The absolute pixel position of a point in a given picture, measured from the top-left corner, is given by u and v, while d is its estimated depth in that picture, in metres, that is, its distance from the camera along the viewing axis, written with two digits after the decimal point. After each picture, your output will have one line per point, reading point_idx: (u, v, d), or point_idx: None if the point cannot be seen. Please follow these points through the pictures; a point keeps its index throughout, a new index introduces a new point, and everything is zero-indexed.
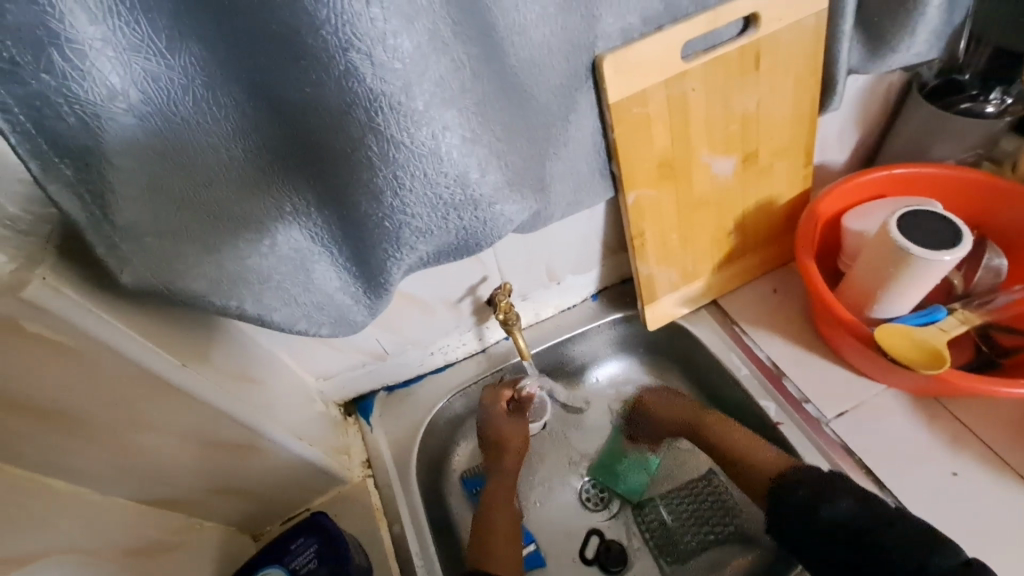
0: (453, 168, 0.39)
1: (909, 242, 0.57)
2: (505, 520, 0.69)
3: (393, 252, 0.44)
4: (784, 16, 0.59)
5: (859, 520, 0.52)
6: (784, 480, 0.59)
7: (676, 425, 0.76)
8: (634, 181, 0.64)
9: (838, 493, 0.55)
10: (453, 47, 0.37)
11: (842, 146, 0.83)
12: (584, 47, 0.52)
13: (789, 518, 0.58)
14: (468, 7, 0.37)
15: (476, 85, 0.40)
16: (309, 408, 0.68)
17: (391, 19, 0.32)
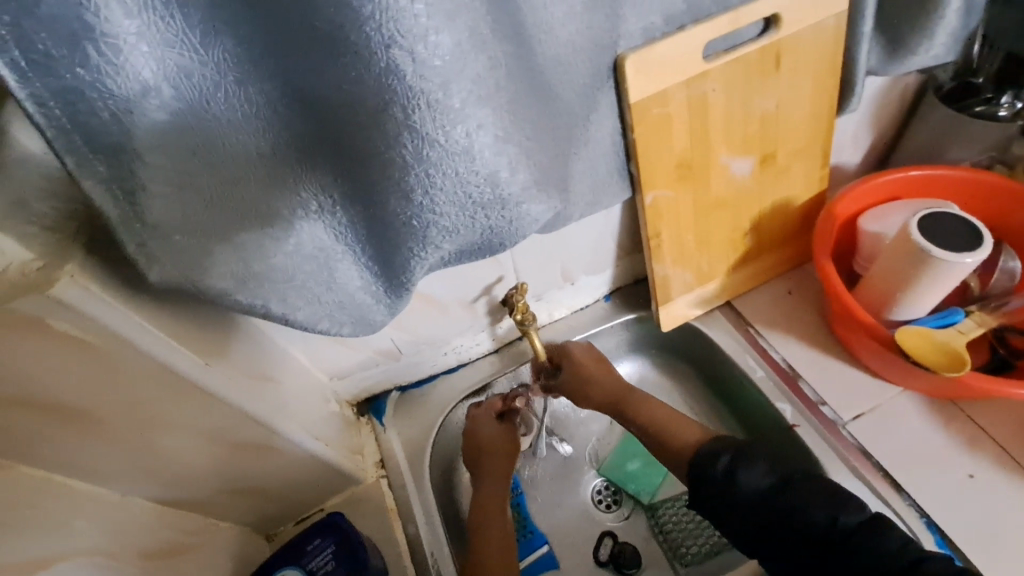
0: (485, 167, 0.39)
1: (930, 245, 0.56)
2: (495, 524, 0.66)
3: (418, 251, 0.44)
4: (805, 16, 0.59)
5: (775, 487, 0.52)
6: (704, 452, 0.57)
7: (601, 395, 0.69)
8: (653, 182, 0.64)
9: (754, 461, 0.54)
10: (490, 44, 0.37)
11: (856, 147, 0.83)
12: (607, 46, 0.51)
13: (705, 489, 0.55)
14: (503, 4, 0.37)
15: (509, 84, 0.39)
16: (323, 408, 0.68)
17: (433, 16, 0.31)
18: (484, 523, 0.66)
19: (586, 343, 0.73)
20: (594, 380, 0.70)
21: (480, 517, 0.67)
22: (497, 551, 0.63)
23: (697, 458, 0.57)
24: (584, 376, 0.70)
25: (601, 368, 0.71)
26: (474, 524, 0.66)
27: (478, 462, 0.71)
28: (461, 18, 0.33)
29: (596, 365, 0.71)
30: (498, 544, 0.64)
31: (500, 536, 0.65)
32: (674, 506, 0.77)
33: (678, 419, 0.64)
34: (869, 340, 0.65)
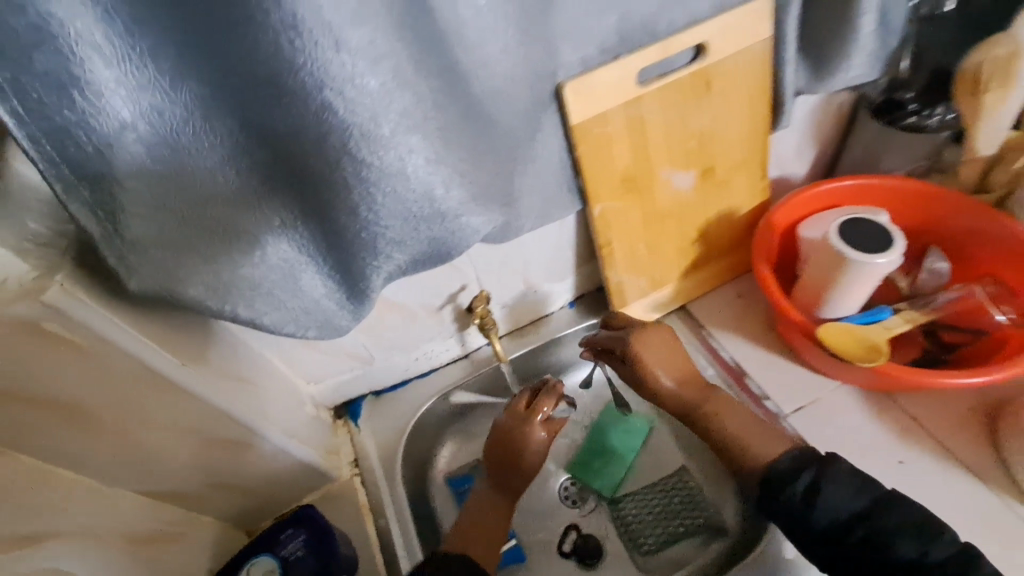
0: (420, 185, 0.45)
1: (847, 247, 0.62)
2: (496, 512, 0.68)
3: (372, 260, 0.49)
4: (730, 45, 0.65)
5: (865, 512, 0.55)
6: (783, 471, 0.59)
7: (673, 400, 0.69)
8: (599, 195, 0.70)
9: (839, 487, 0.56)
10: (417, 82, 0.43)
11: (800, 160, 0.89)
12: (546, 76, 0.58)
13: (784, 506, 0.58)
14: (429, 47, 0.43)
15: (439, 114, 0.45)
16: (301, 411, 0.73)
17: (359, 62, 0.37)
18: (484, 512, 0.68)
19: (662, 328, 0.71)
20: (664, 365, 0.69)
21: (484, 503, 0.68)
22: (496, 538, 0.67)
23: (773, 473, 0.60)
24: (648, 369, 0.68)
25: (674, 357, 0.70)
26: (476, 510, 0.68)
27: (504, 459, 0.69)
28: (390, 62, 0.39)
29: (669, 352, 0.70)
30: (495, 534, 0.67)
31: (499, 522, 0.68)
32: (635, 499, 0.82)
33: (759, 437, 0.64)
34: (802, 337, 0.70)
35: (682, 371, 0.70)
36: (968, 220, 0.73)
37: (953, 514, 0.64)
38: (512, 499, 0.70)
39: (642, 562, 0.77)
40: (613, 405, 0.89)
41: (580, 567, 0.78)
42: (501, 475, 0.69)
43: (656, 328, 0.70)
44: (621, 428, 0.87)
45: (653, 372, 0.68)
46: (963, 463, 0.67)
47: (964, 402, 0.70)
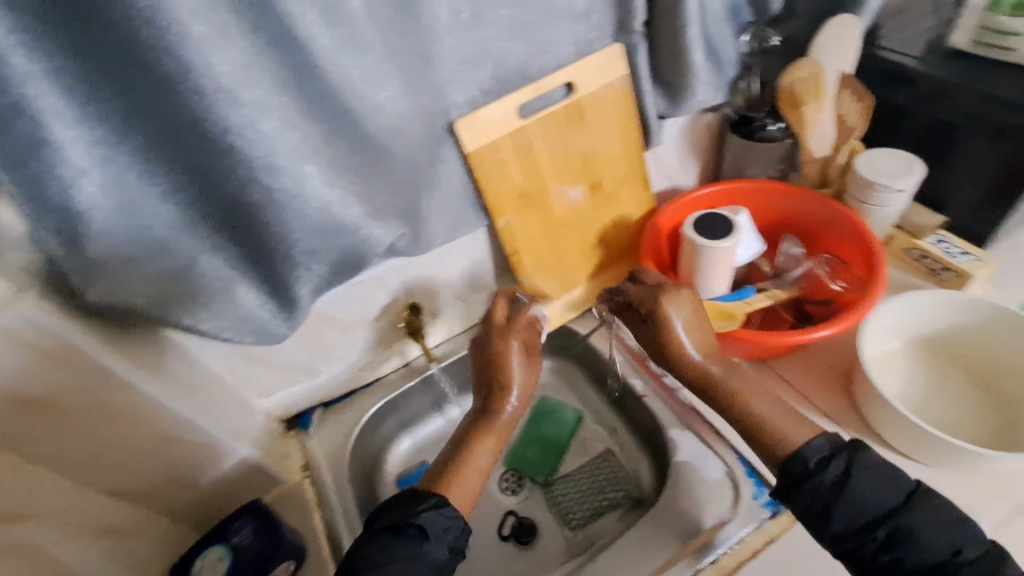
0: (319, 203, 0.59)
1: (699, 236, 0.76)
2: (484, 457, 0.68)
3: (293, 268, 0.62)
4: (594, 82, 0.80)
5: (896, 509, 0.55)
6: (814, 458, 0.59)
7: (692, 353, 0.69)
8: (501, 210, 0.82)
9: (870, 480, 0.56)
10: (304, 125, 0.56)
11: (685, 172, 1.03)
12: (439, 115, 0.71)
13: (807, 495, 0.58)
14: (320, 102, 0.56)
15: (329, 147, 0.59)
16: (251, 420, 0.82)
17: (256, 115, 0.50)
18: (467, 462, 0.67)
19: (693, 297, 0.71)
20: (693, 333, 0.70)
21: (469, 446, 0.69)
22: (477, 492, 0.67)
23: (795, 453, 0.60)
24: (670, 332, 0.69)
25: (700, 324, 0.70)
26: (461, 449, 0.68)
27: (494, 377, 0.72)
28: (278, 110, 0.53)
29: (696, 317, 0.70)
30: (478, 480, 0.67)
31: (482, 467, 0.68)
32: (566, 481, 0.91)
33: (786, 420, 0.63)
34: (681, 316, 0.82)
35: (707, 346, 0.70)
36: (815, 211, 0.87)
37: None
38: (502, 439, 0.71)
39: (573, 537, 0.85)
40: (545, 398, 1.00)
41: (518, 548, 0.86)
42: (492, 423, 0.70)
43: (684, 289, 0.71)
44: (553, 418, 0.97)
45: (680, 335, 0.69)
46: (828, 415, 0.77)
47: (827, 364, 0.82)
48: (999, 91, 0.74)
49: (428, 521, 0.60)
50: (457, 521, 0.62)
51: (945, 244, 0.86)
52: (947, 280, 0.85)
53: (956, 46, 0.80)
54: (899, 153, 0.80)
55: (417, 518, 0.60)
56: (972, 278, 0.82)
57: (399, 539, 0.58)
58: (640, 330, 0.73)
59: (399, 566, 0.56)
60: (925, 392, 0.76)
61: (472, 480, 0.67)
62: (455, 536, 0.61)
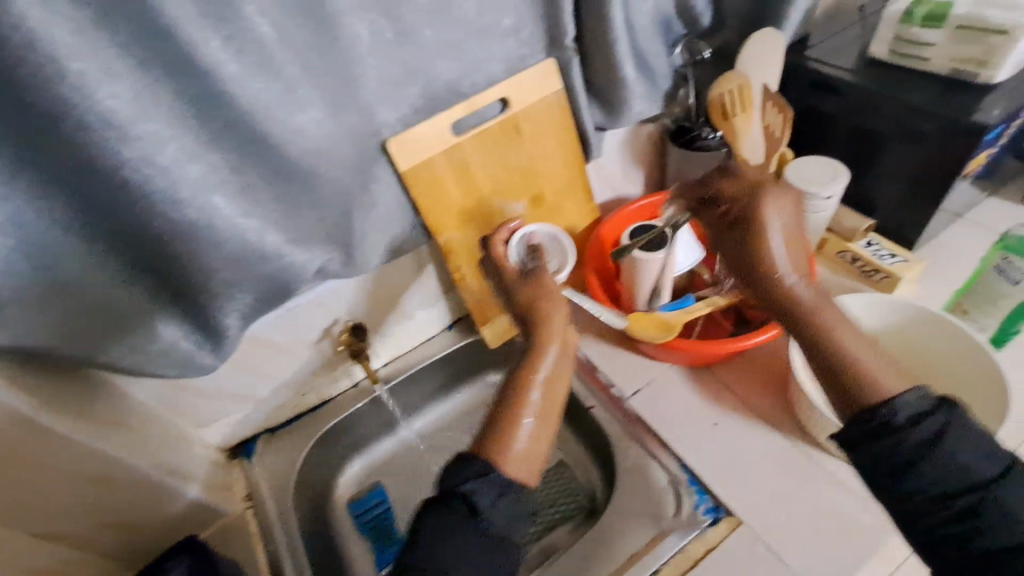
0: (235, 232, 0.58)
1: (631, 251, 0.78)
2: (540, 399, 0.64)
3: (219, 302, 0.61)
4: (528, 98, 0.80)
5: (993, 481, 0.51)
6: (909, 411, 0.54)
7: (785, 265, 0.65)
8: (441, 227, 0.81)
9: (970, 446, 0.52)
10: (210, 155, 0.54)
11: (630, 181, 1.04)
12: (370, 135, 0.70)
13: (895, 450, 0.53)
14: (228, 130, 0.54)
15: (244, 174, 0.57)
16: (188, 452, 0.80)
17: (150, 148, 0.49)
18: (523, 401, 0.62)
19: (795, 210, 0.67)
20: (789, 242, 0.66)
21: (521, 389, 0.64)
22: (532, 457, 0.61)
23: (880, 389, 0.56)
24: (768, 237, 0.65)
25: (793, 236, 0.66)
26: (515, 390, 0.64)
27: (529, 325, 0.69)
28: (180, 142, 0.51)
29: (790, 227, 0.67)
30: (534, 423, 0.62)
31: (539, 409, 0.63)
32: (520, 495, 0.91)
33: (883, 367, 0.57)
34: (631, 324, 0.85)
35: (801, 266, 0.66)
36: None
37: (757, 462, 0.75)
38: (554, 385, 0.66)
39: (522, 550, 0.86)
40: None
41: None
42: (531, 375, 0.65)
43: (788, 194, 0.68)
44: None
45: (776, 242, 0.65)
46: (766, 419, 0.79)
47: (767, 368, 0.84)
48: (917, 101, 0.76)
49: (477, 493, 0.55)
50: (510, 487, 0.57)
51: (875, 246, 0.89)
52: (880, 281, 0.88)
53: (877, 57, 0.83)
54: (823, 158, 0.83)
55: (465, 492, 0.55)
56: (902, 279, 0.85)
57: (449, 522, 0.54)
58: (730, 240, 0.69)
59: (456, 548, 0.53)
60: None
61: (528, 451, 0.60)
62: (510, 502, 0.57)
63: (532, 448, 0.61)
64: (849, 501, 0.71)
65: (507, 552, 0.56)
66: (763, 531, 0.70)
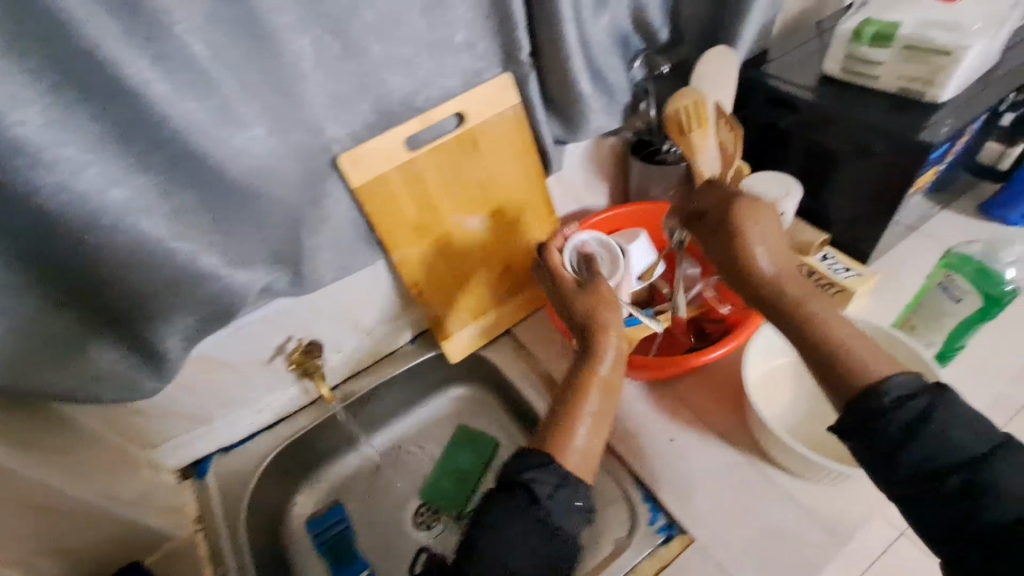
0: (169, 254, 0.57)
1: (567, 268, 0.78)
2: (595, 401, 0.65)
3: (157, 325, 0.60)
4: (485, 112, 0.79)
5: (982, 457, 0.48)
6: (892, 393, 0.52)
7: (768, 270, 0.62)
8: (396, 243, 0.80)
9: (957, 424, 0.49)
10: (138, 176, 0.52)
11: (593, 194, 1.04)
12: (319, 151, 0.67)
13: (879, 433, 0.51)
14: (159, 151, 0.53)
15: (177, 196, 0.56)
16: (132, 475, 0.77)
17: (70, 172, 0.47)
18: (579, 401, 0.65)
19: (774, 218, 0.64)
20: (766, 245, 0.63)
21: (577, 390, 0.66)
22: (585, 458, 0.62)
23: (863, 390, 0.53)
24: (746, 242, 0.62)
25: (771, 238, 0.63)
26: (573, 389, 0.66)
27: (585, 333, 0.69)
28: (102, 165, 0.50)
29: (771, 230, 0.64)
30: (590, 423, 0.64)
31: (593, 410, 0.65)
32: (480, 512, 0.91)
33: (869, 354, 0.55)
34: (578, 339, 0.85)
35: (783, 263, 0.63)
36: None
37: (710, 478, 0.76)
38: (608, 389, 0.67)
39: None
40: (461, 426, 0.99)
41: None
42: (584, 384, 0.66)
43: (765, 205, 0.65)
44: (469, 448, 0.96)
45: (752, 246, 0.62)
46: (722, 435, 0.79)
47: (726, 382, 0.84)
48: (870, 119, 0.77)
49: (536, 483, 0.58)
50: (566, 480, 0.59)
51: (831, 261, 0.90)
52: (834, 296, 0.88)
53: (830, 74, 0.84)
54: (772, 175, 0.85)
55: (525, 479, 0.58)
56: (854, 292, 0.86)
57: (508, 509, 0.57)
58: (709, 246, 0.67)
59: (517, 535, 0.55)
60: (806, 420, 0.78)
61: (581, 452, 0.62)
62: (568, 494, 0.58)
63: (584, 446, 0.63)
64: (801, 517, 0.71)
65: (565, 545, 0.57)
66: (715, 548, 0.70)
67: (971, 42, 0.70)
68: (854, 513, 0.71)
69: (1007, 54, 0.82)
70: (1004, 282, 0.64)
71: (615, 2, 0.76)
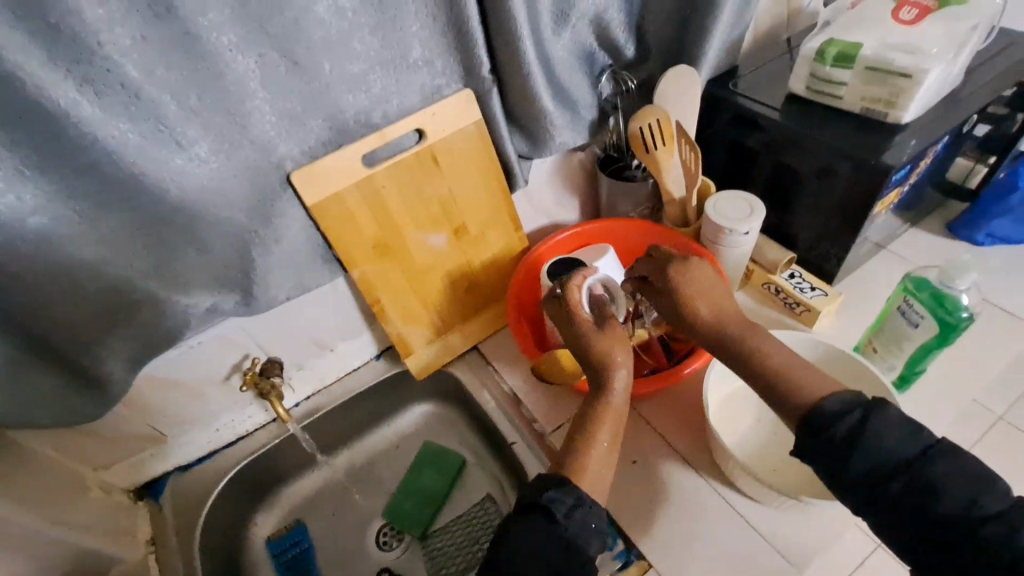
0: (107, 278, 0.58)
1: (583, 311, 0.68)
2: (607, 433, 0.62)
3: (97, 347, 0.61)
4: (445, 129, 0.77)
5: (916, 458, 0.50)
6: (832, 406, 0.54)
7: (706, 309, 0.64)
8: (354, 261, 0.79)
9: (892, 428, 0.51)
10: (67, 203, 0.52)
11: (563, 208, 1.03)
12: (270, 168, 0.65)
13: (825, 446, 0.53)
14: (87, 177, 0.52)
15: (107, 219, 0.55)
16: (80, 498, 0.75)
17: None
18: (591, 433, 0.61)
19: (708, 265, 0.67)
20: (704, 297, 0.65)
21: (590, 423, 0.62)
22: (602, 489, 0.60)
23: (811, 409, 0.55)
24: (687, 298, 0.65)
25: (710, 290, 0.65)
26: (584, 426, 0.62)
27: (590, 367, 0.65)
28: (25, 195, 0.50)
29: (711, 283, 0.66)
30: (602, 456, 0.61)
31: (606, 443, 0.61)
32: (444, 533, 0.90)
33: (808, 374, 0.58)
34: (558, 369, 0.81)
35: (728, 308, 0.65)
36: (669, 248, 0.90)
37: (668, 502, 0.75)
38: (620, 423, 0.63)
39: None
40: (428, 444, 0.98)
41: None
42: (598, 421, 0.62)
43: (698, 261, 0.67)
44: (434, 467, 0.95)
45: (695, 301, 0.65)
46: (685, 458, 0.78)
47: (691, 403, 0.83)
48: (835, 140, 0.76)
49: (554, 502, 0.55)
50: (583, 503, 0.56)
51: (798, 279, 0.90)
52: (801, 315, 0.89)
53: (796, 93, 0.84)
54: (741, 195, 0.83)
55: (544, 500, 0.55)
56: (820, 312, 0.86)
57: (522, 526, 0.54)
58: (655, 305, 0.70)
59: (530, 552, 0.52)
60: (766, 443, 0.77)
61: (597, 478, 0.59)
62: (585, 515, 0.55)
63: (596, 473, 0.60)
64: (760, 544, 0.70)
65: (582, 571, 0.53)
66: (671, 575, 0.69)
67: (931, 66, 0.69)
68: (813, 539, 0.69)
69: (971, 75, 0.82)
70: (960, 308, 0.65)
71: (577, 19, 0.75)
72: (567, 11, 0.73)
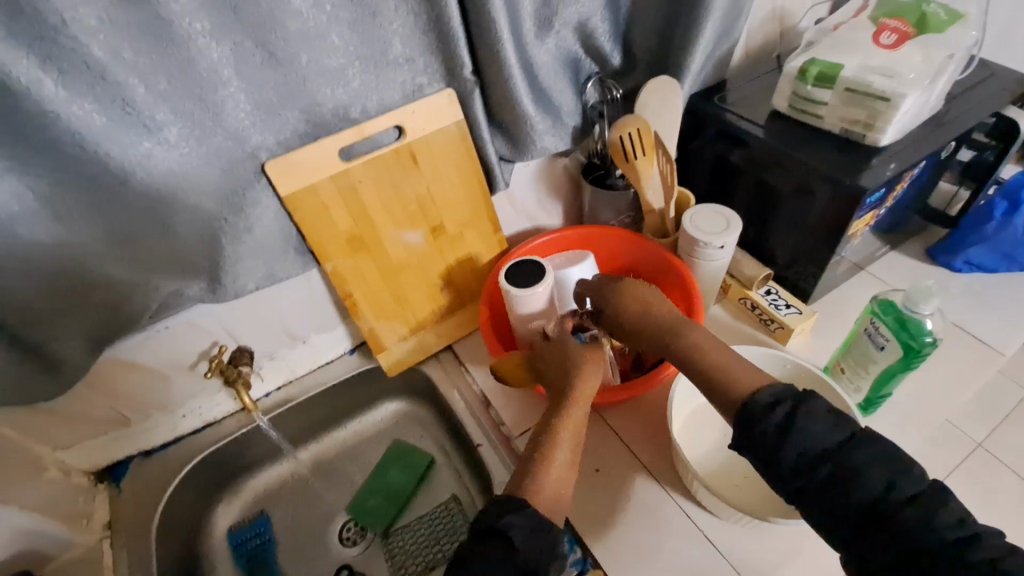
0: (68, 257, 0.59)
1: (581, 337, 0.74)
2: (565, 451, 0.61)
3: (55, 326, 0.62)
4: (425, 127, 0.77)
5: (839, 446, 0.51)
6: (762, 400, 0.54)
7: (633, 308, 0.69)
8: (327, 254, 0.78)
9: (818, 420, 0.52)
10: (29, 178, 0.53)
11: (546, 212, 1.03)
12: (245, 158, 0.65)
13: (758, 440, 0.53)
14: (50, 154, 0.52)
15: (65, 198, 0.55)
16: (36, 479, 0.74)
17: None
18: (550, 452, 0.61)
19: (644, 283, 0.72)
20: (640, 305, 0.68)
21: (548, 440, 0.62)
22: (558, 504, 0.58)
23: (744, 402, 0.56)
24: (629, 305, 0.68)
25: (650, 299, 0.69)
26: (541, 442, 0.62)
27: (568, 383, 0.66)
28: None
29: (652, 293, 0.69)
30: (559, 474, 0.60)
31: (563, 461, 0.61)
32: (405, 531, 0.88)
33: (742, 371, 0.59)
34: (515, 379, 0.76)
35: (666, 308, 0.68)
36: (646, 254, 0.90)
37: (627, 511, 0.75)
38: (579, 437, 0.64)
39: None
40: (397, 442, 0.97)
41: None
42: (557, 436, 0.62)
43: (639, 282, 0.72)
44: (400, 464, 0.94)
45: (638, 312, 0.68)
46: (649, 468, 0.78)
47: (658, 414, 0.83)
48: (812, 159, 0.76)
49: (514, 529, 0.52)
50: (544, 526, 0.53)
51: (773, 296, 0.90)
52: (775, 331, 0.89)
53: (779, 110, 0.84)
54: (718, 208, 0.83)
55: (502, 526, 0.52)
56: (794, 330, 0.86)
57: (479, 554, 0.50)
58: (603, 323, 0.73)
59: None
60: (731, 459, 0.77)
61: (552, 488, 0.58)
62: (544, 538, 0.53)
63: (548, 480, 0.59)
64: (718, 561, 0.69)
65: None
66: None
67: (909, 91, 0.70)
68: (769, 557, 0.69)
69: (953, 102, 0.82)
70: (924, 333, 0.65)
71: (561, 26, 0.76)
72: (550, 17, 0.74)
